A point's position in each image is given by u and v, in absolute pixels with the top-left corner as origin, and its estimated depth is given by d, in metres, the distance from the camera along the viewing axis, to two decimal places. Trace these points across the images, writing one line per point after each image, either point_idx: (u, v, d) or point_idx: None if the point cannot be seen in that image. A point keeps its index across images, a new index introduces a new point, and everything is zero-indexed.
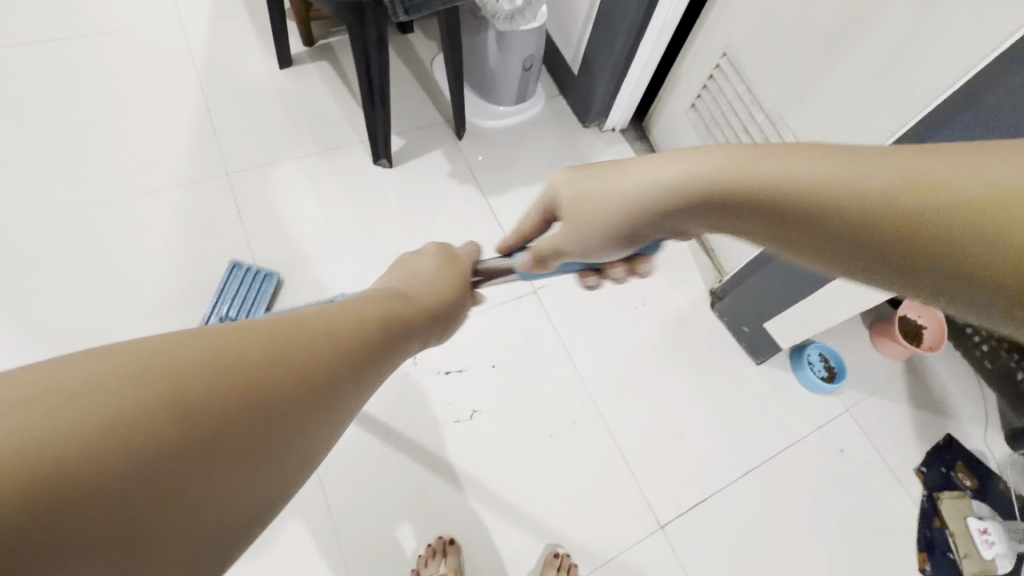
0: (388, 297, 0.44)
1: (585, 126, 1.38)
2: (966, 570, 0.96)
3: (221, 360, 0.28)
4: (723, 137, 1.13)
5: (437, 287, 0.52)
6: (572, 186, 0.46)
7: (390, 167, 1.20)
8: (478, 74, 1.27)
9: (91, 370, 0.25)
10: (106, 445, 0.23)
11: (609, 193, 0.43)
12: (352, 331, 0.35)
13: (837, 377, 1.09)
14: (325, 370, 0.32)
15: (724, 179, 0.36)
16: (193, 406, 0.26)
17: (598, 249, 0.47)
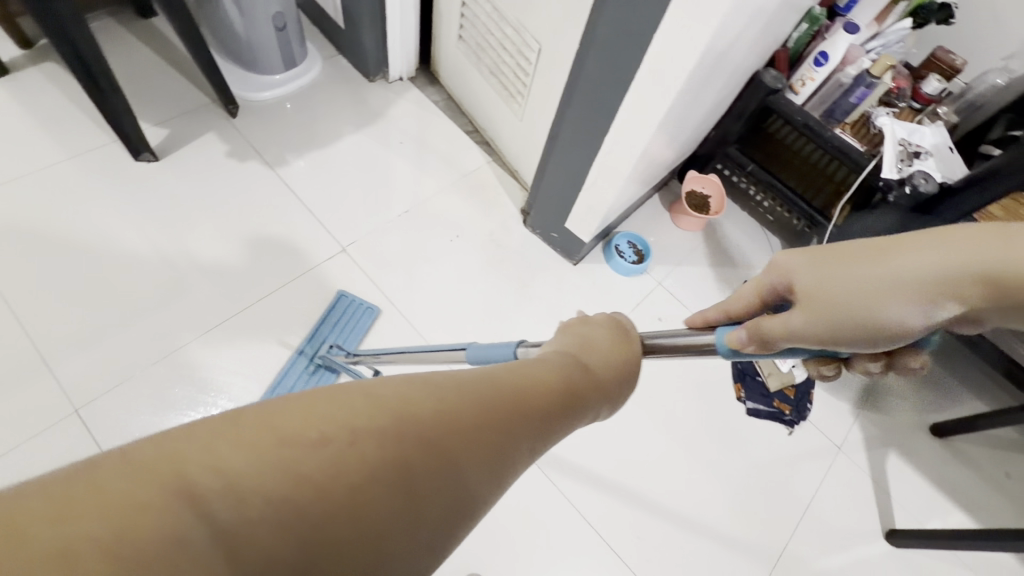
0: (565, 365, 0.38)
1: (371, 81, 1.34)
2: (771, 386, 1.12)
3: (436, 426, 0.26)
4: (491, 60, 1.15)
5: (613, 346, 0.44)
6: (809, 263, 0.42)
7: (157, 160, 1.12)
8: (233, 45, 1.19)
9: (288, 420, 0.23)
10: (289, 494, 0.21)
11: (841, 274, 0.40)
12: (545, 389, 0.33)
13: (645, 258, 1.20)
14: (521, 415, 0.30)
15: (965, 265, 0.37)
16: (399, 465, 0.24)
17: (847, 337, 0.40)
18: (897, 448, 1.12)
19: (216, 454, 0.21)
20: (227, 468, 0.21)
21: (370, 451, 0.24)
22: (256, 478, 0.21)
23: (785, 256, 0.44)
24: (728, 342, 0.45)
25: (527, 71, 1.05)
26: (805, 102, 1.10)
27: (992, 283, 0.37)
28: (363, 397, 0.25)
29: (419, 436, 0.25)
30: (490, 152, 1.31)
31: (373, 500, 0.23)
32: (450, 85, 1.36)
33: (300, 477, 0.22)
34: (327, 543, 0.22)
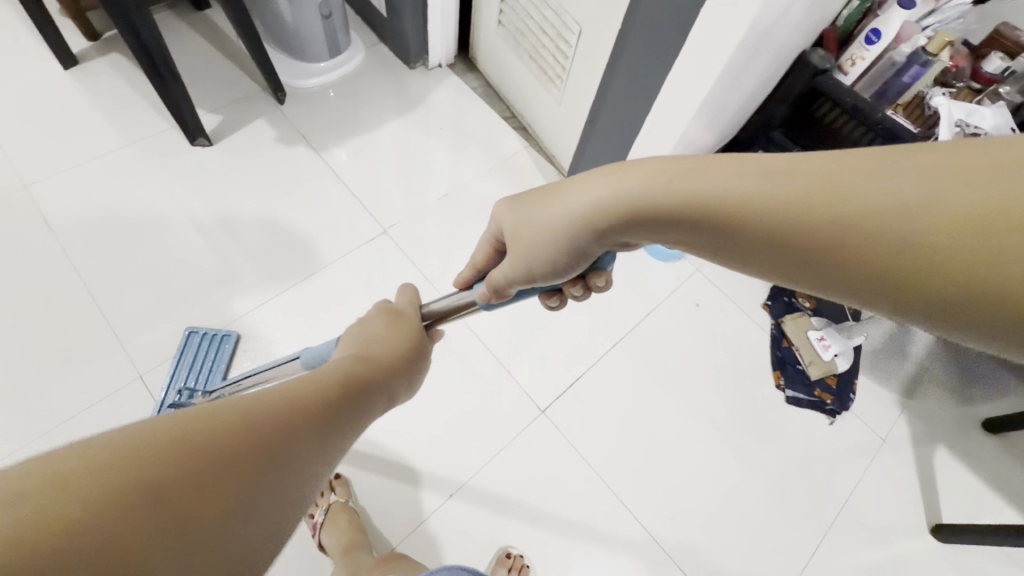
0: (344, 359, 0.46)
1: (411, 69, 1.37)
2: (812, 375, 1.09)
3: (253, 405, 0.33)
4: (531, 45, 1.16)
5: (400, 344, 0.51)
6: (513, 215, 0.45)
7: (210, 145, 1.18)
8: (283, 34, 1.24)
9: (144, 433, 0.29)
10: (160, 481, 0.28)
11: (578, 202, 0.39)
12: (333, 374, 0.41)
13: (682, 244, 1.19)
14: (311, 393, 0.38)
15: (749, 201, 0.31)
16: (238, 435, 0.31)
17: (542, 274, 0.45)
18: (946, 442, 1.08)
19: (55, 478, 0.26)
20: (93, 461, 0.27)
21: (217, 426, 0.31)
22: (115, 481, 0.26)
23: (499, 207, 0.47)
24: (481, 296, 0.52)
25: (567, 54, 1.05)
26: (854, 83, 1.06)
27: (694, 221, 0.34)
28: (197, 414, 0.31)
29: (239, 418, 0.32)
30: (527, 137, 1.32)
31: (187, 454, 0.29)
32: (488, 72, 1.37)
33: (157, 475, 0.27)
34: (166, 520, 0.27)
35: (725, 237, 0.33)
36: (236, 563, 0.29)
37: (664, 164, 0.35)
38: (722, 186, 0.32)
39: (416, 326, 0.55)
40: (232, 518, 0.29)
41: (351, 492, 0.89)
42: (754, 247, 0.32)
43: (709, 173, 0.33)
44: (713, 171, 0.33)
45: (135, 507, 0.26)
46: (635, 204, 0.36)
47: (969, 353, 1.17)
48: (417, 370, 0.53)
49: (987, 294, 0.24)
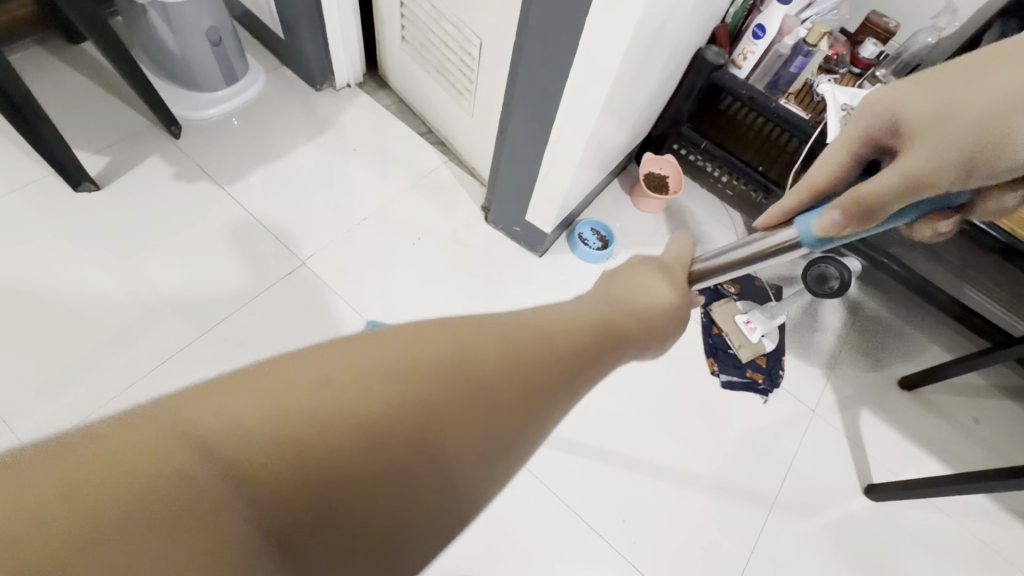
0: (605, 304, 0.42)
1: (318, 90, 1.32)
2: (743, 357, 1.13)
3: (463, 366, 0.29)
4: (436, 59, 1.14)
5: (656, 294, 0.49)
6: (910, 101, 0.36)
7: (99, 189, 1.09)
8: (169, 65, 1.16)
9: (305, 373, 0.26)
10: (334, 446, 0.25)
11: (984, 84, 0.33)
12: (574, 335, 0.34)
13: (609, 244, 1.21)
14: (536, 359, 0.31)
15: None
16: (434, 404, 0.27)
17: (952, 173, 0.34)
18: (869, 405, 1.15)
19: (233, 410, 0.24)
20: (238, 418, 0.24)
21: (412, 383, 0.27)
22: (287, 432, 0.24)
23: (865, 99, 0.40)
24: (815, 228, 0.42)
25: (471, 67, 1.04)
26: (748, 75, 1.11)
27: None
28: (377, 364, 0.27)
29: (432, 385, 0.27)
30: (446, 151, 1.30)
31: (378, 421, 0.26)
32: (399, 88, 1.34)
33: (294, 436, 0.24)
34: (342, 487, 0.25)
35: None
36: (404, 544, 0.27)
37: None
38: None
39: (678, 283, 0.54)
40: (402, 499, 0.26)
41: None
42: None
43: None
44: None
45: (289, 473, 0.24)
46: None
47: (880, 318, 1.25)
48: (670, 323, 0.49)
49: None
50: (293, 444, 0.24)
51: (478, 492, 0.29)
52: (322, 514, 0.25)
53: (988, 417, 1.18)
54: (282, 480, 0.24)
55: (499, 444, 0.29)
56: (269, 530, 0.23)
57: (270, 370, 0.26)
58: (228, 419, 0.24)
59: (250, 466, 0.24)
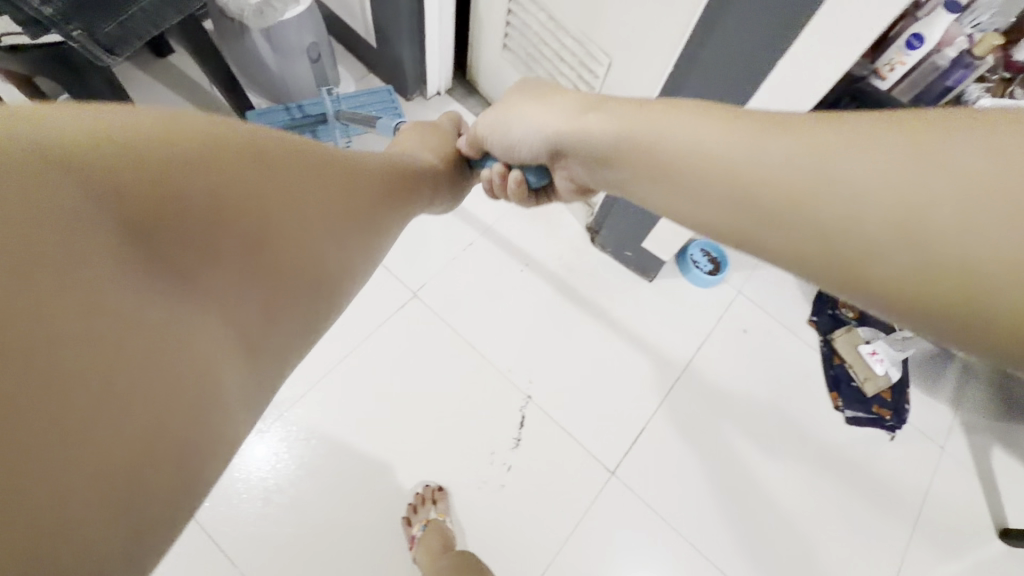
0: (383, 162, 0.56)
1: (408, 100, 1.27)
2: (868, 392, 1.07)
3: (267, 155, 0.40)
4: (545, 72, 1.07)
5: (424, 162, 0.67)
6: (522, 97, 0.58)
7: None
8: (264, 82, 1.10)
9: (137, 129, 0.33)
10: (179, 192, 0.34)
11: (668, 124, 0.33)
12: (362, 164, 0.51)
13: (721, 268, 1.13)
14: (324, 167, 0.45)
15: (780, 178, 0.27)
16: (251, 180, 0.38)
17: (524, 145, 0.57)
18: (999, 440, 1.09)
19: (97, 143, 0.31)
20: (102, 151, 0.31)
21: (234, 160, 0.37)
22: (144, 171, 0.32)
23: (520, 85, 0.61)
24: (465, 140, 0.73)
25: (592, 85, 0.97)
26: (893, 86, 1.00)
27: (752, 185, 0.28)
28: (162, 135, 0.34)
29: (249, 163, 0.38)
30: None
31: (213, 179, 0.36)
32: (491, 96, 1.28)
33: (131, 185, 0.32)
34: (186, 218, 0.34)
35: (766, 220, 0.27)
36: (259, 291, 0.37)
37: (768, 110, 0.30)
38: (823, 138, 0.26)
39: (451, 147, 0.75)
40: (248, 253, 0.37)
41: (448, 508, 0.88)
42: (652, 175, 0.34)
43: (836, 126, 0.27)
44: (843, 126, 0.26)
45: (148, 199, 0.32)
46: (770, 160, 0.27)
47: None
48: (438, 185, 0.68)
49: (877, 297, 0.24)
50: (121, 194, 0.31)
51: (316, 268, 0.41)
52: (173, 230, 0.33)
53: None
54: (128, 207, 0.32)
55: (284, 199, 0.40)
56: (138, 238, 0.32)
57: (66, 122, 0.31)
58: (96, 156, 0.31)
59: (114, 196, 0.31)
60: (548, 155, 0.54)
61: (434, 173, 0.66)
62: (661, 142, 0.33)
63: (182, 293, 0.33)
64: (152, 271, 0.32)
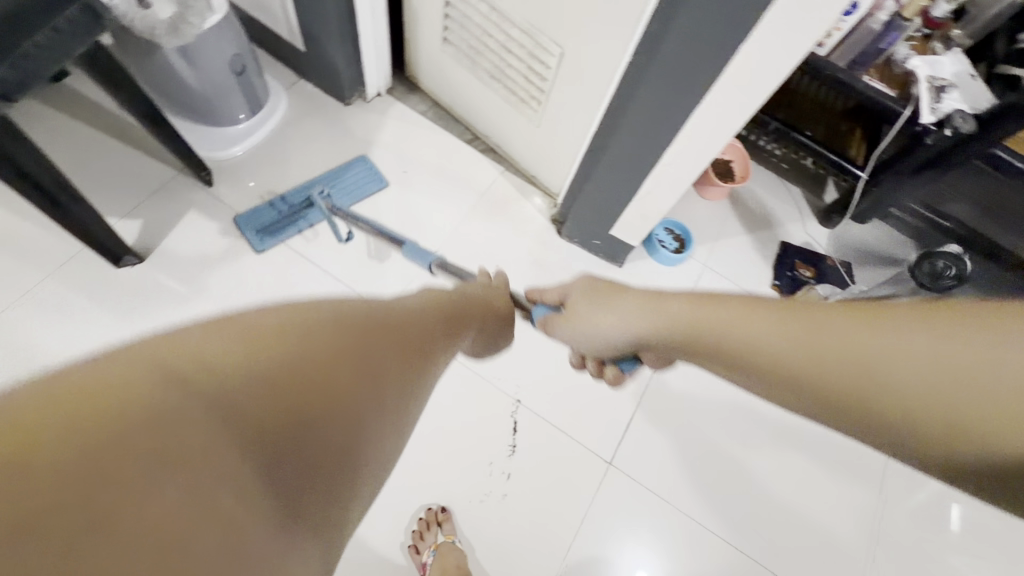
0: (438, 298, 0.53)
1: (346, 104, 1.18)
2: None
3: (382, 321, 0.38)
4: (491, 64, 1.02)
5: (474, 294, 0.61)
6: (592, 288, 0.58)
7: (142, 259, 0.96)
8: (184, 101, 0.99)
9: (257, 321, 0.30)
10: (318, 377, 0.29)
11: (757, 330, 0.41)
12: (435, 313, 0.48)
13: (686, 245, 1.16)
14: (419, 327, 0.42)
15: (845, 361, 0.37)
16: (379, 351, 0.34)
17: (611, 342, 0.54)
18: None
19: (231, 347, 0.27)
20: (235, 360, 0.27)
21: (357, 328, 0.34)
22: (280, 365, 0.28)
23: (580, 278, 0.61)
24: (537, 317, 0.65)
25: (544, 76, 0.94)
26: (830, 51, 1.06)
27: (849, 398, 0.37)
28: (304, 322, 0.31)
29: (377, 329, 0.36)
30: (500, 160, 1.21)
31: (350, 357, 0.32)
32: (435, 92, 1.22)
33: (273, 385, 0.27)
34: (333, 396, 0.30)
35: (864, 416, 0.37)
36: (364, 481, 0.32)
37: (815, 304, 0.40)
38: (877, 340, 0.36)
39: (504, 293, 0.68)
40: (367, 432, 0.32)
41: (454, 527, 0.87)
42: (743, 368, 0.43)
43: (881, 328, 0.36)
44: (891, 324, 0.36)
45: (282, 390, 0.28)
46: (845, 354, 0.37)
47: None
48: (490, 317, 0.62)
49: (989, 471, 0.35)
50: (272, 389, 0.27)
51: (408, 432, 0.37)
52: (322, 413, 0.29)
53: None
54: (233, 410, 0.26)
55: (402, 359, 0.36)
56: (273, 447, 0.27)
57: (217, 341, 0.27)
58: (229, 361, 0.27)
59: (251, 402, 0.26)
60: (633, 348, 0.53)
61: (483, 307, 0.61)
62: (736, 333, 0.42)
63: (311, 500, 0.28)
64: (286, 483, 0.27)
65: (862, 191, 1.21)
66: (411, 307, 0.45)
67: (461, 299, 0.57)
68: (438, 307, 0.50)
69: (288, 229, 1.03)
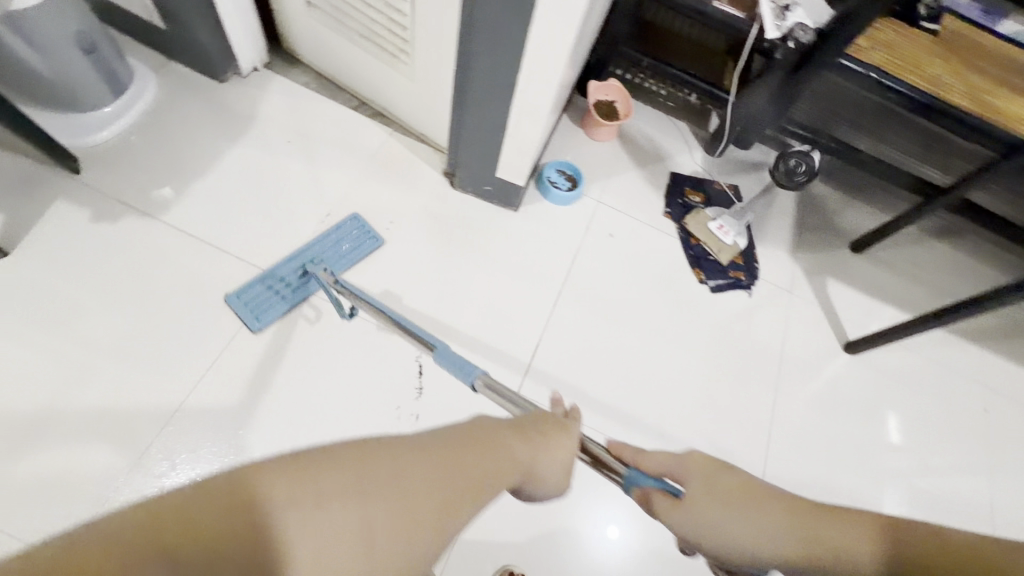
0: (509, 434, 0.47)
1: (222, 81, 1.16)
2: (724, 260, 1.21)
3: (390, 506, 0.36)
4: (357, 21, 1.03)
5: (553, 424, 0.52)
6: (699, 472, 0.52)
7: (9, 253, 0.93)
8: (38, 88, 0.96)
9: (238, 512, 0.32)
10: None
11: (853, 538, 0.45)
12: (485, 461, 0.43)
13: (578, 183, 1.21)
14: (444, 503, 0.39)
15: (958, 558, 0.39)
16: (356, 548, 0.34)
17: (717, 542, 0.49)
18: (832, 273, 1.27)
19: (205, 523, 0.31)
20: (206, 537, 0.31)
21: (347, 509, 0.35)
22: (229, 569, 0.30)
23: (687, 453, 0.54)
24: (635, 493, 0.53)
25: (404, 25, 0.95)
26: None
27: None
28: (287, 512, 0.33)
29: (370, 510, 0.35)
30: (388, 123, 1.21)
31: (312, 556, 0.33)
32: (314, 61, 1.22)
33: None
34: None
35: None
36: None
37: (916, 526, 0.43)
38: (973, 539, 0.40)
39: (576, 441, 0.52)
40: None
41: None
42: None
43: (950, 533, 0.41)
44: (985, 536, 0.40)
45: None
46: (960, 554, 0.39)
47: (826, 197, 1.36)
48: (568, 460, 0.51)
49: None
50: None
51: None
52: None
53: (923, 261, 1.35)
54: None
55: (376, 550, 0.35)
56: None
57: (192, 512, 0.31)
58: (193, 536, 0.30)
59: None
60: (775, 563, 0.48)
61: (562, 444, 0.51)
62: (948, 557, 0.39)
63: None
64: None
65: (734, 114, 1.27)
66: (466, 475, 0.41)
67: (523, 425, 0.50)
68: (503, 462, 0.44)
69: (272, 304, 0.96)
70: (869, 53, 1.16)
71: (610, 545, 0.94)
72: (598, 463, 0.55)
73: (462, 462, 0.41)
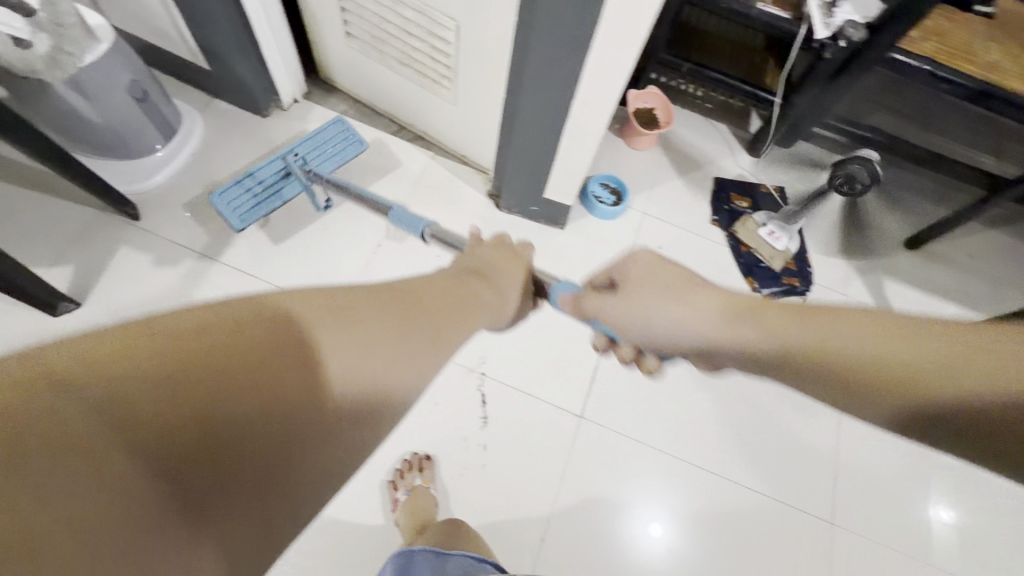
0: (454, 281, 0.60)
1: (264, 115, 1.17)
2: (776, 267, 1.18)
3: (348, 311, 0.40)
4: (397, 50, 1.02)
5: (497, 260, 0.69)
6: (644, 268, 0.63)
7: (79, 303, 0.95)
8: (93, 139, 0.98)
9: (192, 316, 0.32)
10: (251, 387, 0.31)
11: (849, 338, 0.48)
12: (435, 302, 0.51)
13: (623, 197, 1.19)
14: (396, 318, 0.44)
15: (921, 364, 0.45)
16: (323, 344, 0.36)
17: (663, 343, 0.62)
18: (888, 273, 1.24)
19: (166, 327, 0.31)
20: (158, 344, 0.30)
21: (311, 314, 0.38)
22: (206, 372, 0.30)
23: (635, 254, 0.65)
24: (560, 298, 0.69)
25: (448, 53, 0.94)
26: None
27: (925, 410, 0.45)
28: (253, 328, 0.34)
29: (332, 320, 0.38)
30: (428, 146, 1.21)
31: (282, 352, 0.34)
32: (352, 89, 1.22)
33: (181, 401, 0.28)
34: (253, 408, 0.31)
35: (935, 423, 0.45)
36: (305, 483, 0.33)
37: (899, 323, 0.48)
38: (945, 342, 0.46)
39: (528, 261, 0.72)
40: (286, 435, 0.32)
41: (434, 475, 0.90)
42: (852, 395, 0.48)
43: (912, 335, 0.47)
44: (950, 337, 0.46)
45: (209, 402, 0.29)
46: (915, 359, 0.46)
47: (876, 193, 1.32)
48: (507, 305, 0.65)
49: (997, 424, 0.43)
50: (190, 399, 0.29)
51: (360, 428, 0.37)
52: (247, 424, 0.30)
53: (981, 252, 1.30)
54: (165, 437, 0.27)
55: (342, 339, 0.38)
56: (166, 475, 0.27)
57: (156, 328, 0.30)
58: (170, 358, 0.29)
59: (142, 416, 0.27)
60: (702, 353, 0.60)
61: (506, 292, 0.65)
62: (913, 368, 0.45)
63: (212, 544, 0.28)
64: (190, 530, 0.27)
65: (780, 115, 1.24)
66: (426, 308, 0.49)
67: (461, 275, 0.63)
68: (461, 292, 0.57)
69: (229, 189, 1.00)
70: (920, 43, 1.11)
71: (651, 540, 0.93)
72: (573, 308, 0.68)
73: (417, 298, 0.50)
